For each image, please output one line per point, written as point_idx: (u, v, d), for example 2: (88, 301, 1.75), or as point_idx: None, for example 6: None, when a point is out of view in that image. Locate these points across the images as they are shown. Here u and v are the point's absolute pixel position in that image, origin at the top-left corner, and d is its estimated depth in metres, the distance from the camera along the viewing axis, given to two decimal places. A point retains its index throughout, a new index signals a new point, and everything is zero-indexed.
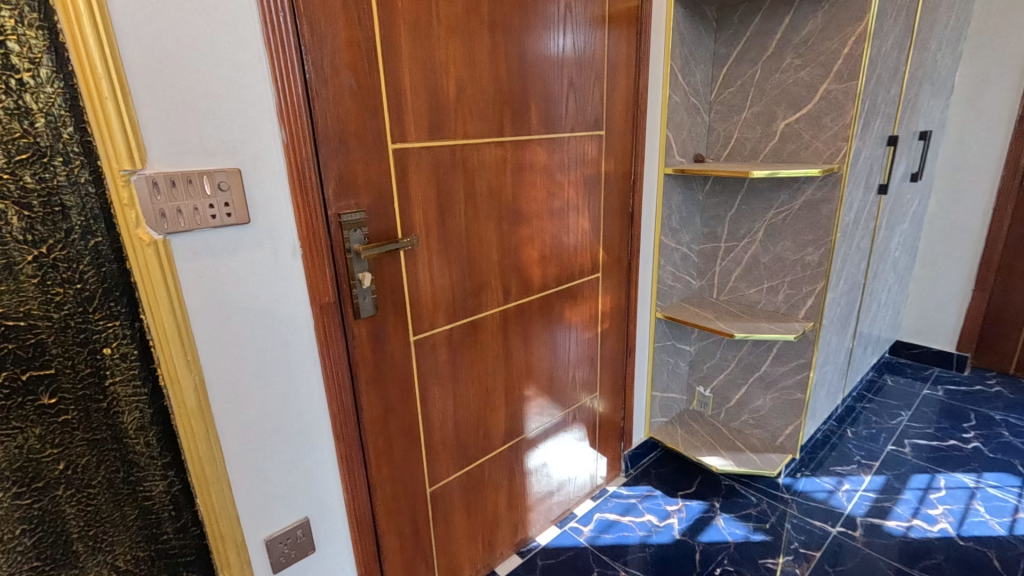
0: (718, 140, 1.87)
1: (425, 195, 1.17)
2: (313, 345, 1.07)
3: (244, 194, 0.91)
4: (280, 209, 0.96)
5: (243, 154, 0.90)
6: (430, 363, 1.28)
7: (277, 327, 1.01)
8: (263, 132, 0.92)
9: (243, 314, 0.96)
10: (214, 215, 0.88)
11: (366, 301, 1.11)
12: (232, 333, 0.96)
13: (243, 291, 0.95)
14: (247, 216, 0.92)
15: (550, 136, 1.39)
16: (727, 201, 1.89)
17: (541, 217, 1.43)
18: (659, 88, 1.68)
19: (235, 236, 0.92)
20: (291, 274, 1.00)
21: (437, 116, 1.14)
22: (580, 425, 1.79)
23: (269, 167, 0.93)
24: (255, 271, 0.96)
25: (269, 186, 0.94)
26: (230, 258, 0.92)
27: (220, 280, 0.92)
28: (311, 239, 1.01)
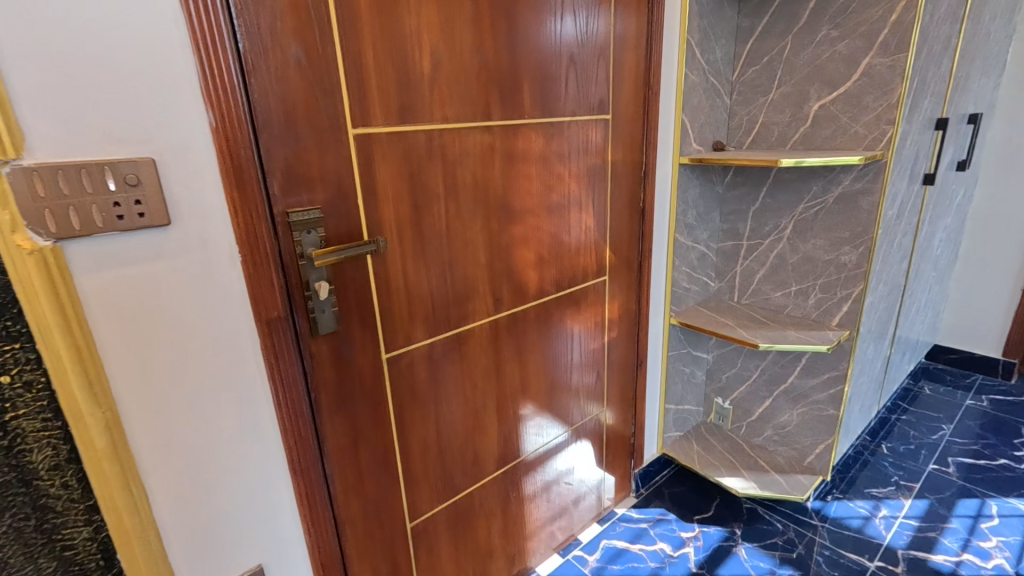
0: (740, 126, 1.67)
1: (397, 189, 0.99)
2: (261, 368, 0.90)
3: (161, 190, 0.74)
4: (211, 208, 0.79)
5: (158, 140, 0.73)
6: (407, 383, 1.11)
7: (214, 347, 0.85)
8: (186, 114, 0.75)
9: (169, 335, 0.80)
10: (122, 215, 0.72)
11: (326, 316, 0.94)
12: (155, 357, 0.79)
13: (167, 307, 0.79)
14: (166, 217, 0.75)
15: (547, 120, 1.20)
16: (750, 194, 1.69)
17: (537, 213, 1.25)
18: (674, 65, 1.48)
19: (152, 241, 0.76)
20: (229, 286, 0.84)
21: (408, 95, 0.96)
22: (586, 444, 1.62)
23: (194, 157, 0.76)
24: (181, 282, 0.79)
25: (195, 180, 0.77)
26: (147, 268, 0.76)
27: (137, 295, 0.76)
28: (253, 244, 0.84)
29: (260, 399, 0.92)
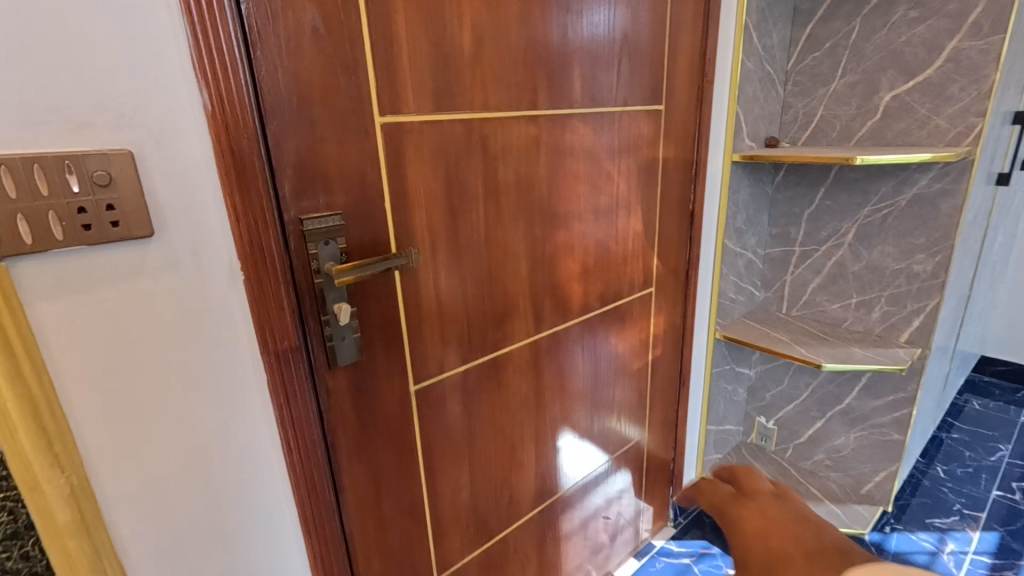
0: (795, 119, 1.51)
1: (431, 191, 0.82)
2: (267, 408, 0.74)
3: (141, 192, 0.58)
4: (206, 214, 0.63)
5: (137, 127, 0.57)
6: (438, 418, 0.94)
7: (211, 386, 0.68)
8: (173, 93, 0.58)
9: (154, 375, 0.63)
10: (89, 225, 0.55)
11: (346, 344, 0.77)
12: (136, 403, 0.62)
13: (151, 339, 0.62)
14: (147, 226, 0.59)
15: (597, 110, 1.04)
16: (805, 195, 1.53)
17: (584, 218, 1.08)
18: (730, 50, 1.31)
19: (130, 257, 0.59)
20: (228, 311, 0.67)
21: (445, 77, 0.79)
22: (626, 473, 1.45)
23: (183, 150, 0.60)
24: (168, 309, 0.63)
25: (186, 179, 0.61)
26: (124, 291, 0.59)
27: (111, 327, 0.59)
28: (258, 259, 0.67)
29: (267, 445, 0.75)
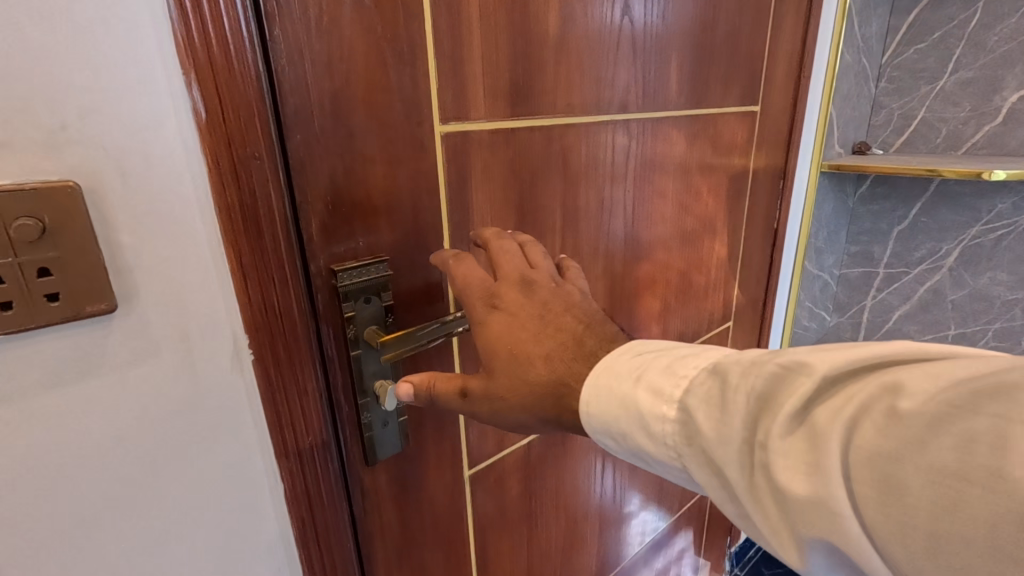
0: (886, 119, 1.29)
1: (499, 222, 0.62)
2: (284, 531, 0.53)
3: (94, 247, 0.37)
4: (198, 272, 0.42)
5: (86, 146, 0.36)
6: (494, 505, 0.74)
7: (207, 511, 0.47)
8: (145, 91, 0.37)
9: (120, 511, 0.43)
10: (9, 302, 0.34)
11: (388, 432, 0.57)
12: (93, 552, 0.42)
13: (115, 461, 0.41)
14: (103, 298, 0.38)
15: (691, 113, 0.83)
16: (895, 210, 1.33)
17: (668, 247, 0.88)
18: (829, 39, 1.10)
19: (80, 345, 0.38)
20: (231, 405, 0.46)
21: (524, 70, 0.59)
22: (688, 530, 1.26)
23: (165, 178, 0.39)
24: (141, 414, 0.42)
25: (166, 222, 0.40)
26: (70, 397, 0.39)
27: (48, 451, 0.39)
28: (274, 329, 0.46)
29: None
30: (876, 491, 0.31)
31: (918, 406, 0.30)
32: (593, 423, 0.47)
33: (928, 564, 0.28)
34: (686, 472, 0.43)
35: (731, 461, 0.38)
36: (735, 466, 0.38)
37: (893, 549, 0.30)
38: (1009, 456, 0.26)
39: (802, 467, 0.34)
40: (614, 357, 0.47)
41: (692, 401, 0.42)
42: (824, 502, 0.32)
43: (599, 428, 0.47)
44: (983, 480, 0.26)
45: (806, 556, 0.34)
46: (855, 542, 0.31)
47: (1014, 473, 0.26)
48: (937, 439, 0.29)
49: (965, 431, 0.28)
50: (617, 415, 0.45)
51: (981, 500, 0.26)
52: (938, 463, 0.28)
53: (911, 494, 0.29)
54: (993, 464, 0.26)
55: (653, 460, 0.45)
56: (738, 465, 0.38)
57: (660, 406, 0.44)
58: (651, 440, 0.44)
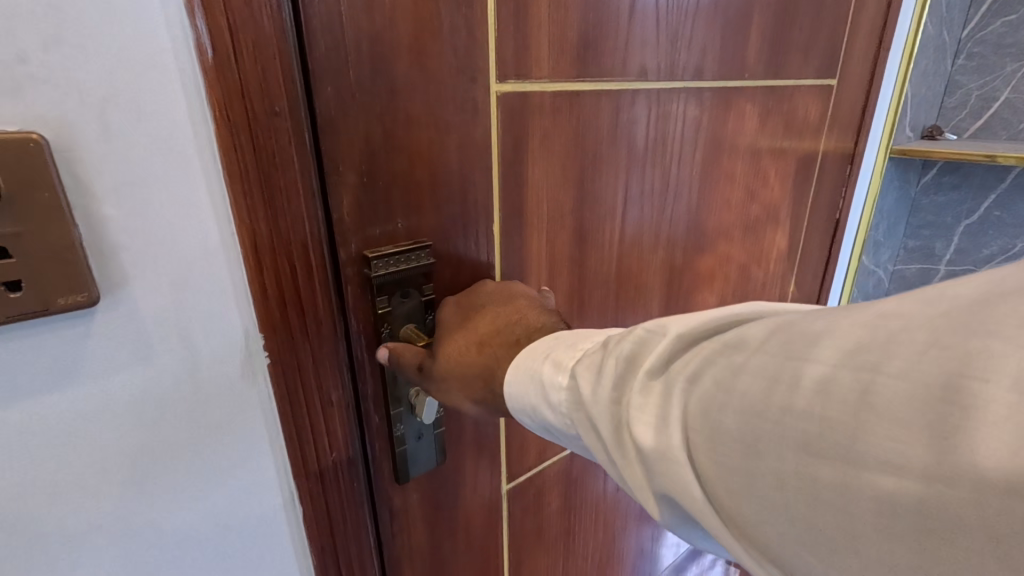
0: (962, 104, 1.18)
1: (555, 204, 0.53)
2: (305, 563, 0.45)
3: (66, 221, 0.28)
4: (202, 259, 0.33)
5: (56, 87, 0.27)
6: (532, 522, 0.66)
7: (213, 544, 0.40)
8: (134, 16, 0.28)
9: (104, 546, 0.35)
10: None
11: (423, 446, 0.49)
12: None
13: (101, 486, 0.34)
14: (80, 289, 0.29)
15: (769, 84, 0.73)
16: (965, 202, 1.21)
17: (731, 236, 0.78)
18: (912, 8, 0.98)
19: (55, 346, 0.30)
20: (243, 422, 0.38)
21: (594, 20, 0.49)
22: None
23: (163, 139, 0.30)
24: (130, 430, 0.34)
25: (163, 193, 0.31)
26: (42, 410, 0.31)
27: (14, 476, 0.31)
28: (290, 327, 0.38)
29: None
30: (707, 438, 0.29)
31: (749, 357, 0.28)
32: (511, 403, 0.41)
33: (743, 504, 0.27)
34: (581, 442, 0.38)
35: (601, 421, 0.34)
36: (605, 427, 0.34)
37: (726, 494, 0.28)
38: (795, 394, 0.25)
39: (653, 416, 0.32)
40: (544, 341, 0.42)
41: (580, 368, 0.37)
42: (665, 452, 0.30)
43: (520, 411, 0.41)
44: (775, 416, 0.26)
45: (661, 506, 0.32)
46: (696, 494, 0.29)
47: (802, 408, 0.25)
48: (751, 382, 0.27)
49: (772, 372, 0.27)
50: (527, 389, 0.40)
51: (782, 435, 0.25)
52: (748, 403, 0.27)
53: (728, 435, 0.28)
54: (788, 400, 0.26)
55: (563, 438, 0.40)
56: (608, 426, 0.34)
57: (557, 375, 0.38)
58: (550, 413, 0.39)
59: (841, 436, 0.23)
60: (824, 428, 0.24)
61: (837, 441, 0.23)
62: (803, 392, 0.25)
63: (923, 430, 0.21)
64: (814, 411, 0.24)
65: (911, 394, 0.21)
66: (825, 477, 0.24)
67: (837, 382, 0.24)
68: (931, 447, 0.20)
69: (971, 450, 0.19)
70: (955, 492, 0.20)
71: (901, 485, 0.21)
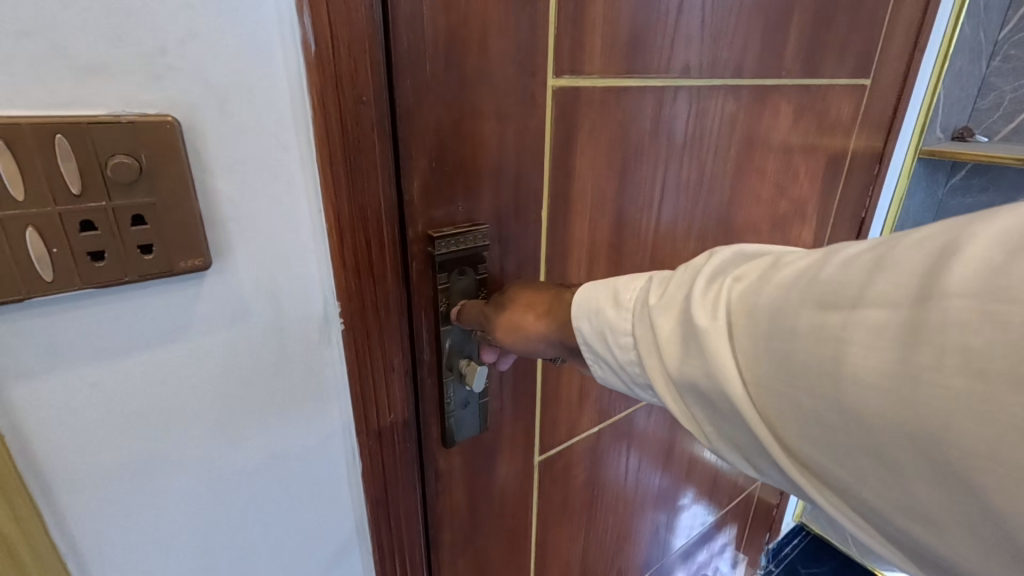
0: (994, 107, 1.18)
1: (599, 191, 0.56)
2: (359, 512, 0.49)
3: (189, 194, 0.32)
4: (292, 231, 0.37)
5: (187, 76, 0.31)
6: (559, 493, 0.71)
7: (284, 485, 0.44)
8: (253, 12, 0.32)
9: (197, 483, 0.39)
10: (102, 253, 0.30)
11: (468, 414, 0.52)
12: (171, 530, 0.39)
13: (199, 430, 0.38)
14: (198, 253, 0.33)
15: (804, 83, 0.75)
16: (992, 204, 1.21)
17: (758, 232, 0.80)
18: (949, 9, 0.98)
19: (170, 307, 0.34)
20: (316, 370, 0.42)
21: (644, 18, 0.52)
22: (730, 528, 1.22)
23: (270, 118, 0.34)
24: (224, 378, 0.38)
25: (264, 171, 0.35)
26: (158, 360, 0.35)
27: (131, 415, 0.35)
28: (358, 241, 0.40)
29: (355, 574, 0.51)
30: (744, 313, 0.33)
31: (788, 261, 0.33)
32: (575, 311, 0.40)
33: (762, 358, 0.31)
34: (628, 342, 0.38)
35: (662, 314, 0.36)
36: (666, 319, 0.36)
37: (747, 350, 0.32)
38: (819, 269, 0.30)
39: (700, 298, 0.35)
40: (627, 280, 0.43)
41: (652, 279, 0.39)
42: (701, 324, 0.34)
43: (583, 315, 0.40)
44: (803, 287, 0.30)
45: (684, 372, 0.35)
46: (722, 353, 0.33)
47: (825, 276, 0.30)
48: (786, 271, 0.32)
49: (804, 265, 0.32)
50: (599, 292, 0.40)
51: (802, 302, 0.30)
52: (785, 281, 0.32)
53: (761, 308, 0.32)
54: (814, 274, 0.30)
55: (611, 345, 0.39)
56: (670, 315, 0.36)
57: (635, 281, 0.40)
58: (614, 315, 0.39)
59: (850, 290, 0.28)
60: (838, 286, 0.29)
61: (848, 292, 0.28)
62: (828, 266, 0.30)
63: (913, 271, 0.27)
64: (839, 280, 0.29)
65: (924, 255, 0.27)
66: (831, 320, 0.29)
67: (855, 261, 0.29)
68: (924, 279, 0.26)
69: (944, 274, 0.25)
70: (935, 307, 0.25)
71: (890, 312, 0.27)
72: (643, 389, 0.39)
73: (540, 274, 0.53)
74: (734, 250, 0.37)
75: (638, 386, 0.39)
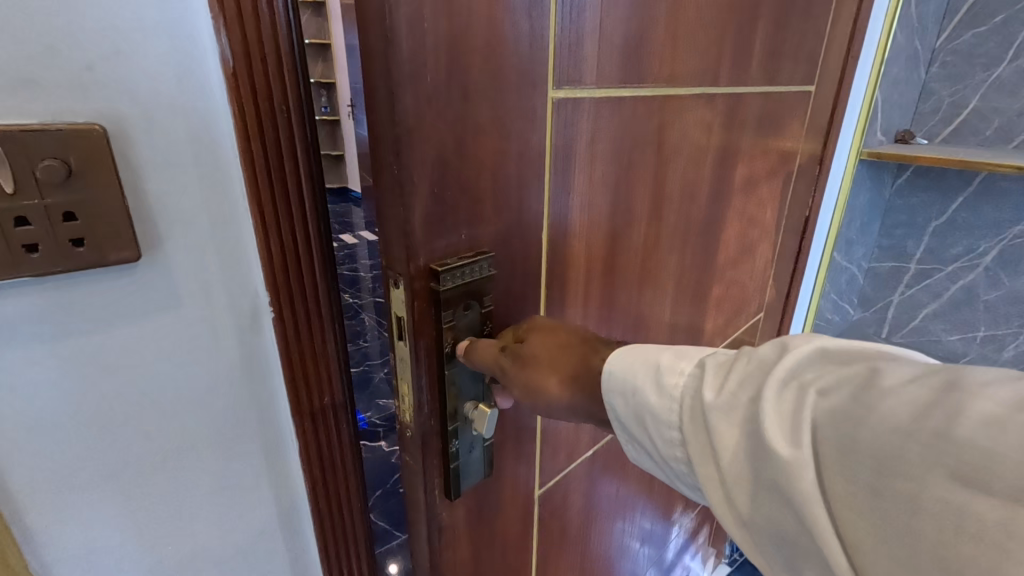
0: (934, 110, 1.25)
1: (595, 210, 0.53)
2: (298, 490, 0.52)
3: (117, 193, 0.36)
4: (217, 230, 0.41)
5: (112, 88, 0.34)
6: (557, 525, 0.67)
7: (229, 465, 0.47)
8: (171, 32, 0.35)
9: (140, 461, 0.42)
10: (36, 246, 0.33)
11: (473, 461, 0.45)
12: (116, 511, 0.42)
13: (135, 413, 0.41)
14: (132, 246, 0.37)
15: (766, 90, 0.75)
16: (935, 203, 1.28)
17: (722, 237, 0.81)
18: (884, 18, 1.03)
19: (108, 300, 0.38)
20: (247, 358, 0.45)
21: (636, 23, 0.49)
22: (704, 527, 1.23)
23: (190, 125, 0.38)
24: (162, 364, 0.41)
25: (192, 174, 0.39)
26: (92, 346, 0.38)
27: (72, 397, 0.38)
28: (282, 237, 0.43)
29: (306, 551, 0.55)
30: (840, 452, 0.27)
31: (898, 386, 0.27)
32: (610, 384, 0.38)
33: (870, 524, 0.26)
34: (674, 435, 0.36)
35: (720, 416, 0.33)
36: (726, 427, 0.32)
37: (845, 506, 0.27)
38: (958, 421, 0.24)
39: (780, 417, 0.30)
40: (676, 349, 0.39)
41: (709, 363, 0.35)
42: (788, 457, 0.29)
43: (616, 394, 0.38)
44: (928, 439, 0.24)
45: (758, 505, 0.31)
46: (811, 501, 0.28)
47: (965, 436, 0.23)
48: (902, 405, 0.26)
49: (927, 402, 0.25)
50: (637, 368, 0.38)
51: (929, 462, 0.24)
52: (900, 423, 0.25)
53: (864, 455, 0.26)
54: (946, 426, 0.24)
55: (651, 433, 0.37)
56: (731, 423, 0.32)
57: (680, 362, 0.37)
58: (654, 399, 0.36)
59: (1010, 474, 0.21)
60: (989, 462, 0.22)
61: (1009, 476, 0.21)
62: (970, 423, 0.23)
63: None
64: (967, 440, 0.23)
65: None
66: (982, 510, 0.22)
67: (1018, 424, 0.22)
68: None
69: None
70: None
71: None
72: (689, 487, 0.36)
73: (539, 301, 0.49)
74: (819, 345, 0.32)
75: (682, 483, 0.37)
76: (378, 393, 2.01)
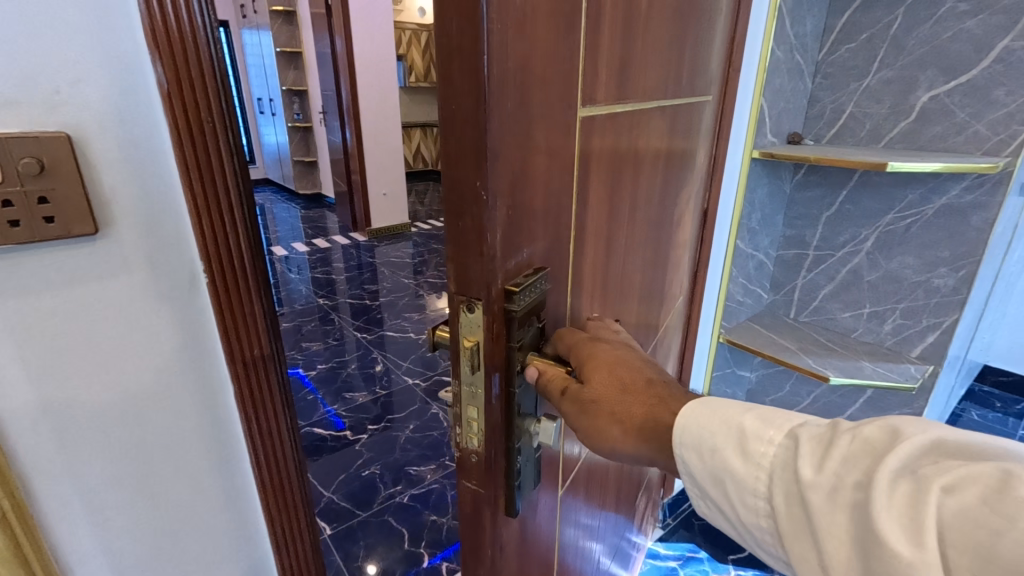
0: (821, 116, 1.44)
1: (600, 219, 0.56)
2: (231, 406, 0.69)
3: (74, 181, 0.52)
4: (167, 211, 0.58)
5: (74, 111, 0.51)
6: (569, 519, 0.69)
7: (164, 382, 0.63)
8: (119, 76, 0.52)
9: (100, 374, 0.58)
10: (17, 221, 0.50)
11: (530, 476, 0.46)
12: (75, 418, 0.58)
13: (97, 336, 0.57)
14: (90, 223, 0.53)
15: (692, 99, 0.84)
16: (825, 196, 1.48)
17: (669, 235, 0.88)
18: (760, 40, 1.17)
19: (69, 259, 0.54)
20: (189, 304, 0.62)
21: (627, 44, 0.53)
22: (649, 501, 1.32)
23: (128, 134, 0.54)
24: (110, 304, 0.57)
25: (129, 171, 0.55)
26: (61, 286, 0.54)
27: (50, 323, 0.54)
28: (209, 211, 0.59)
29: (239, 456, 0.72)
30: (973, 559, 0.28)
31: None
32: (684, 441, 0.42)
33: None
34: (763, 506, 0.38)
35: (820, 497, 0.34)
36: (830, 511, 0.34)
37: None
38: None
39: (896, 510, 0.31)
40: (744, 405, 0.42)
41: (802, 437, 0.37)
42: (905, 554, 0.29)
43: (692, 455, 0.42)
44: None
45: None
46: None
47: None
48: None
49: None
50: (716, 431, 0.41)
51: None
52: None
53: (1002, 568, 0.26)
54: None
55: (736, 499, 0.40)
56: (837, 510, 0.33)
57: (768, 431, 0.39)
58: (741, 465, 0.39)
59: None
60: None
61: None
62: None
63: None
64: None
65: None
66: None
67: None
68: None
69: None
70: None
71: None
72: (773, 554, 0.39)
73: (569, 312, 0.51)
74: (932, 438, 0.33)
75: (765, 548, 0.39)
76: (345, 388, 1.95)
